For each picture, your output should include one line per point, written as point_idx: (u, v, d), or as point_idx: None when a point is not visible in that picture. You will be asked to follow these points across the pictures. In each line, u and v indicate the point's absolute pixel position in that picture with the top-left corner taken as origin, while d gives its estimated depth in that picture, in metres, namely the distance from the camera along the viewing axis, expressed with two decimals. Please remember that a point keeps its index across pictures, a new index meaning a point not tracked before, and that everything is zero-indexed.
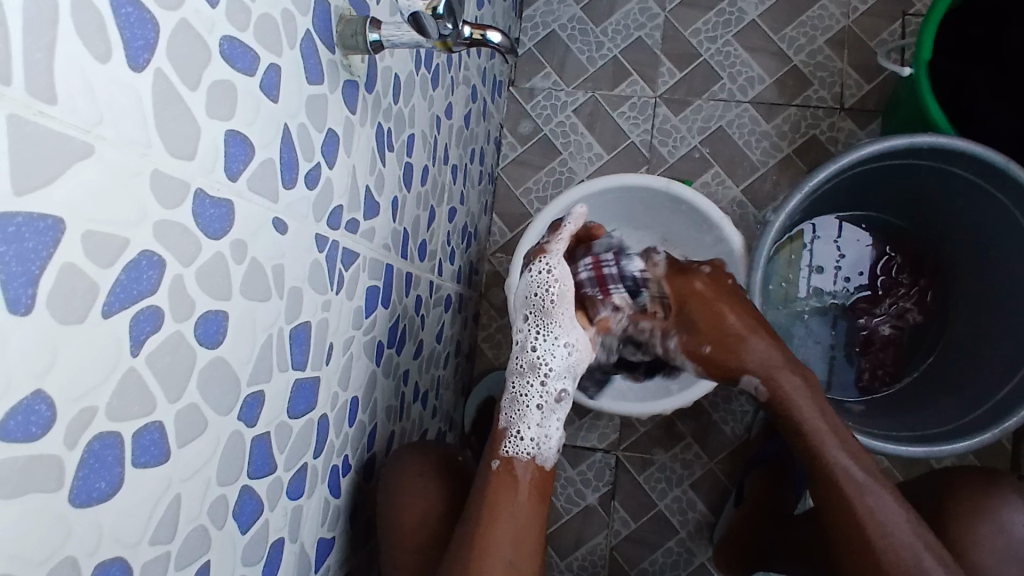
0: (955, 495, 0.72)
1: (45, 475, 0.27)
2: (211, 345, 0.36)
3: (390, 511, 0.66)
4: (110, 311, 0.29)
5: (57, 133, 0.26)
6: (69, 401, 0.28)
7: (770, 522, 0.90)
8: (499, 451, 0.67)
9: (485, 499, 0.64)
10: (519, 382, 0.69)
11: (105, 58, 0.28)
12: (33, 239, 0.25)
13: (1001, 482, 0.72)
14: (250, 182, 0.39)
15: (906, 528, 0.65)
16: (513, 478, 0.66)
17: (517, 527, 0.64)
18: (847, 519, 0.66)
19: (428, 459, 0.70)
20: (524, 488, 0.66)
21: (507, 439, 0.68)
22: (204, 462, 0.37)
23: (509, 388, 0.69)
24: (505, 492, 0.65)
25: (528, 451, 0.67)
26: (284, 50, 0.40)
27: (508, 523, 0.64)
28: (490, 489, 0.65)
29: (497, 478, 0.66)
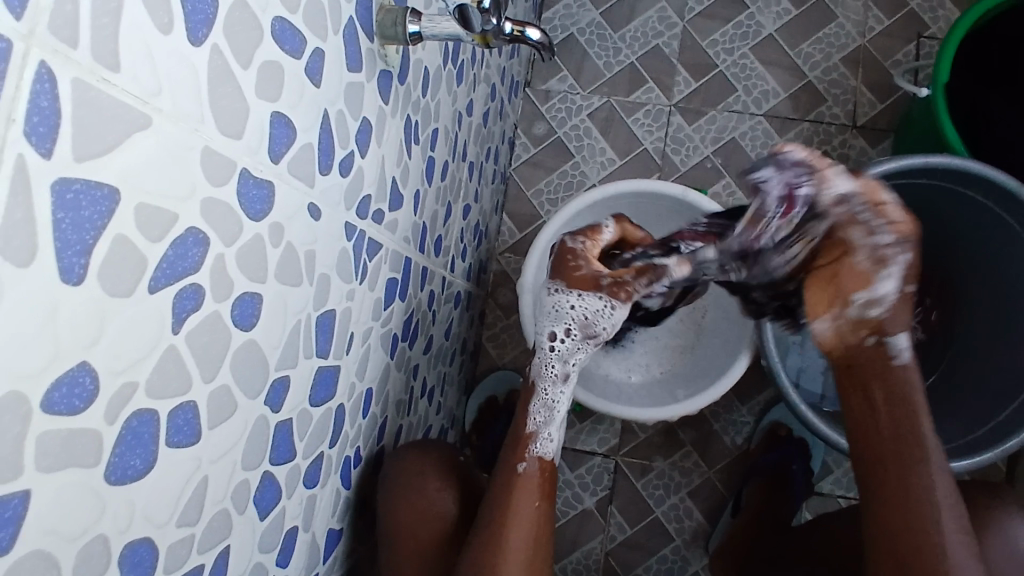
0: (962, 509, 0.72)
1: (85, 449, 0.27)
2: (245, 327, 0.36)
3: (392, 512, 0.64)
4: (156, 286, 0.29)
5: (118, 103, 0.25)
6: (112, 375, 0.28)
7: (770, 532, 0.91)
8: (524, 453, 0.68)
9: (503, 501, 0.65)
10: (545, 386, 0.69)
11: (167, 30, 0.27)
12: (90, 209, 0.25)
13: (1004, 496, 0.72)
14: (290, 165, 0.38)
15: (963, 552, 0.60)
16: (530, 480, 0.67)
17: (533, 527, 0.65)
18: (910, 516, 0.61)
19: (428, 457, 0.68)
20: (538, 487, 0.67)
21: (534, 443, 0.68)
22: (232, 444, 0.37)
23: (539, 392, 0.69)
24: (523, 496, 0.66)
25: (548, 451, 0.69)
26: (328, 35, 0.40)
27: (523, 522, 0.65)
28: (513, 491, 0.66)
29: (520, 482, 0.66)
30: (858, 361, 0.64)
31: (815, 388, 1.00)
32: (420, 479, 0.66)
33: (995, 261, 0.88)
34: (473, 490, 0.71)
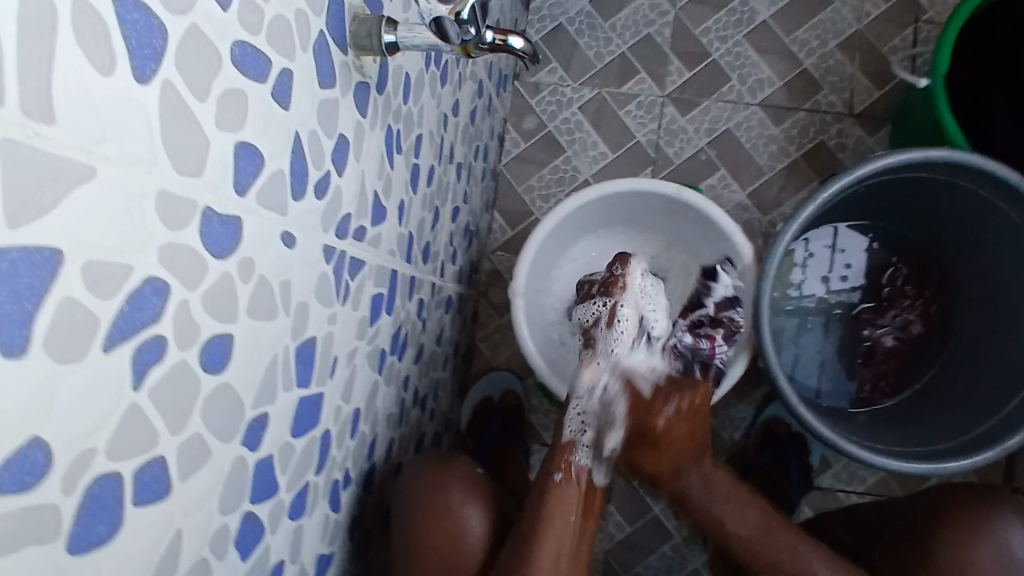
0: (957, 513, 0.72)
1: (42, 524, 0.25)
2: (216, 370, 0.34)
3: (415, 530, 0.66)
4: (112, 344, 0.27)
5: (56, 154, 0.23)
6: (66, 444, 0.26)
7: None
8: (562, 464, 0.74)
9: (541, 514, 0.69)
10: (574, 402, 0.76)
11: (108, 71, 0.25)
12: (29, 274, 0.23)
13: (1001, 502, 0.71)
14: (259, 196, 0.36)
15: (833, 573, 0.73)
16: (570, 490, 0.72)
17: (565, 539, 0.70)
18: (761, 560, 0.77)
19: (451, 474, 0.70)
20: (574, 501, 0.72)
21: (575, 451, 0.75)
22: (206, 493, 0.35)
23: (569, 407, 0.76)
24: (560, 510, 0.71)
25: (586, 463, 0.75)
26: (296, 54, 0.38)
27: (559, 535, 0.69)
28: (548, 500, 0.71)
29: (557, 490, 0.72)
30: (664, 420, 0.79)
31: (812, 383, 0.98)
32: (443, 496, 0.68)
33: (999, 250, 0.85)
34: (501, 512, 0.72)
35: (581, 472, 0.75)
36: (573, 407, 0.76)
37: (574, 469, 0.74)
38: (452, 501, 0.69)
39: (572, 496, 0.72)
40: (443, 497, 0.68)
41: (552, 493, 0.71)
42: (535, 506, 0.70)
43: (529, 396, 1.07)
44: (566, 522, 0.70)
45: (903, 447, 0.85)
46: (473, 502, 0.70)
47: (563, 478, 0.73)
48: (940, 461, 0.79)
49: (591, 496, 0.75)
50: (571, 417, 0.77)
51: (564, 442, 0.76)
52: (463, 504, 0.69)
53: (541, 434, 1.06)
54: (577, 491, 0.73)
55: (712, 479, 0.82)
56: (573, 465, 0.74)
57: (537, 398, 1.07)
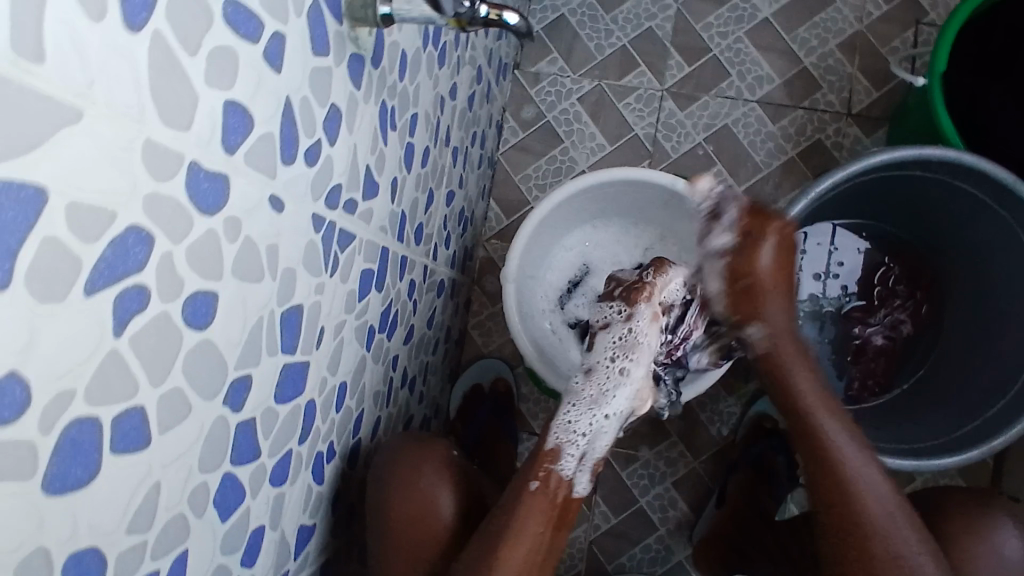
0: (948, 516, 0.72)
1: (17, 462, 0.26)
2: (199, 326, 0.35)
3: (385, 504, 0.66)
4: (94, 288, 0.27)
5: (45, 94, 0.24)
6: (44, 383, 0.26)
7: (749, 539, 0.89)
8: (539, 471, 0.69)
9: (512, 511, 0.67)
10: (575, 409, 0.72)
11: (100, 17, 0.26)
12: (13, 209, 0.23)
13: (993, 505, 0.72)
14: (248, 157, 0.37)
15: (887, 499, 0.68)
16: (544, 498, 0.68)
17: (533, 543, 0.66)
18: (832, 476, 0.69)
19: (423, 456, 0.70)
20: (547, 510, 0.68)
21: (558, 460, 0.70)
22: (186, 448, 0.36)
23: (564, 412, 0.72)
24: (530, 515, 0.67)
25: (571, 471, 0.71)
26: (290, 18, 0.38)
27: (526, 539, 0.66)
28: (521, 504, 0.67)
29: (532, 498, 0.68)
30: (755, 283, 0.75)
31: None
32: (414, 476, 0.68)
33: (991, 251, 0.86)
34: (472, 494, 0.72)
35: (562, 484, 0.70)
36: (563, 414, 0.72)
37: (552, 478, 0.70)
38: (426, 481, 0.69)
39: (544, 502, 0.68)
40: (416, 477, 0.68)
41: (524, 502, 0.67)
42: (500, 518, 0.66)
43: (519, 385, 1.07)
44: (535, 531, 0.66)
45: (887, 443, 0.85)
46: (445, 485, 0.70)
47: (540, 486, 0.69)
48: (926, 458, 0.80)
49: (568, 508, 0.70)
50: (561, 422, 0.72)
51: (546, 452, 0.71)
52: (435, 485, 0.69)
53: (530, 423, 1.07)
54: (551, 500, 0.69)
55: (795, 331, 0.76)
56: (553, 483, 0.70)
57: (527, 387, 1.07)
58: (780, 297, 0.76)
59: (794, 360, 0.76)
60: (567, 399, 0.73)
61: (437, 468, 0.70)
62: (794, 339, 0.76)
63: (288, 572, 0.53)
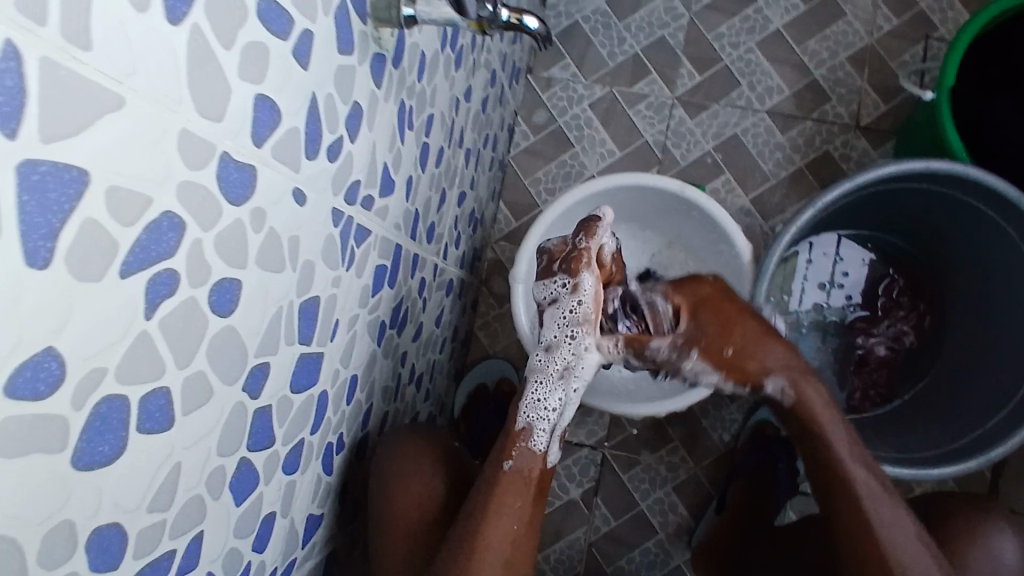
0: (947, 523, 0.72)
1: (49, 435, 0.27)
2: (223, 313, 0.36)
3: (383, 495, 0.67)
4: (129, 271, 0.28)
5: (91, 81, 0.25)
6: (78, 360, 0.27)
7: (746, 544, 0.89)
8: (510, 452, 0.69)
9: (492, 492, 0.66)
10: (542, 383, 0.70)
11: (143, 8, 0.27)
12: (58, 190, 0.24)
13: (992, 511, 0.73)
14: (275, 150, 0.38)
15: (908, 534, 0.67)
16: (520, 477, 0.68)
17: (514, 528, 0.65)
18: (853, 522, 0.67)
19: (424, 447, 0.71)
20: (524, 489, 0.68)
21: (525, 439, 0.69)
22: (207, 431, 0.37)
23: (530, 389, 0.70)
24: (509, 498, 0.66)
25: (543, 445, 0.69)
26: (318, 16, 0.39)
27: (508, 525, 0.65)
28: (499, 485, 0.67)
29: (507, 479, 0.67)
30: (720, 314, 0.71)
31: None
32: (412, 466, 0.69)
33: (994, 265, 0.86)
34: (462, 485, 0.73)
35: (535, 460, 0.69)
36: (530, 392, 0.70)
37: (522, 454, 0.69)
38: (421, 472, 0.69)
39: (523, 483, 0.68)
40: (411, 467, 0.69)
41: (501, 484, 0.67)
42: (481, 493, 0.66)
43: None
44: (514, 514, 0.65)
45: (887, 452, 0.86)
46: (438, 476, 0.71)
47: (513, 464, 0.68)
48: (924, 467, 0.80)
49: (544, 483, 0.70)
50: (528, 401, 0.70)
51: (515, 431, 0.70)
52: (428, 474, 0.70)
53: None
54: (526, 480, 0.68)
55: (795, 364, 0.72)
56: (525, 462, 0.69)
57: None
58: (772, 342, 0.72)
59: (819, 406, 0.71)
60: (531, 378, 0.71)
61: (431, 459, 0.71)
62: (803, 367, 0.72)
63: (296, 560, 0.54)
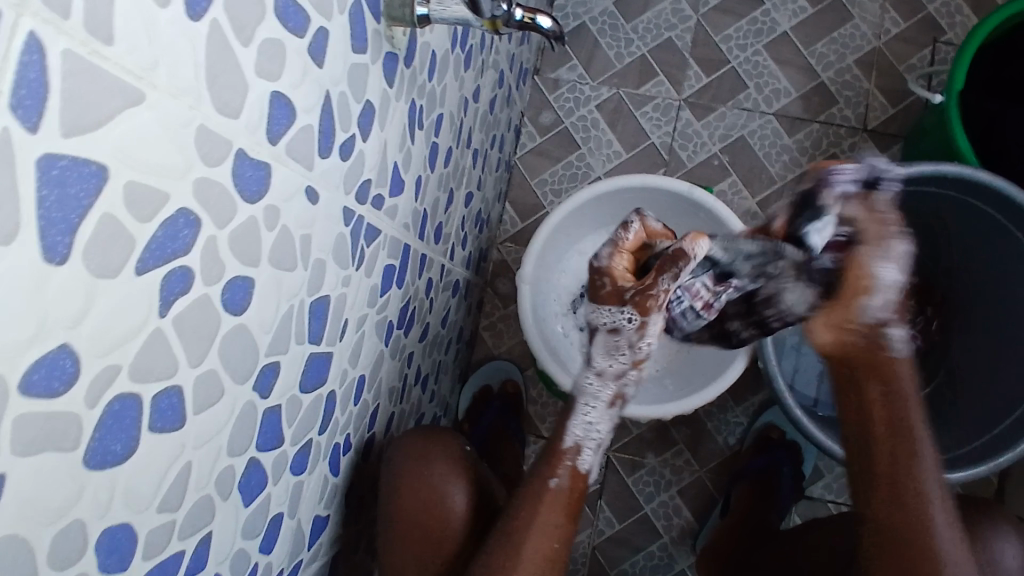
0: None
1: (63, 433, 0.26)
2: (235, 311, 0.35)
3: (394, 496, 0.67)
4: (144, 268, 0.28)
5: (112, 75, 0.24)
6: (93, 358, 0.27)
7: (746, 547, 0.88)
8: (557, 468, 0.69)
9: (526, 503, 0.68)
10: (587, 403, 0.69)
11: (165, 2, 0.26)
12: (76, 185, 0.24)
13: (996, 516, 0.72)
14: (289, 147, 0.37)
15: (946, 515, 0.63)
16: (560, 493, 0.69)
17: (552, 537, 0.67)
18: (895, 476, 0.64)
19: (435, 446, 0.71)
20: (565, 502, 0.69)
21: (566, 458, 0.70)
22: (217, 430, 0.36)
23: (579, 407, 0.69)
24: (547, 509, 0.68)
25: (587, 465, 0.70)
26: (333, 14, 0.39)
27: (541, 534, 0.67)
28: (538, 499, 0.68)
29: (550, 495, 0.68)
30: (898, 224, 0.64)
31: (809, 392, 0.99)
32: (425, 467, 0.69)
33: (1002, 269, 0.86)
34: (481, 487, 0.73)
35: (579, 478, 0.70)
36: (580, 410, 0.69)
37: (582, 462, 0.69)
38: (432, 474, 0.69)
39: (558, 497, 0.69)
40: (422, 471, 0.68)
41: (541, 497, 0.68)
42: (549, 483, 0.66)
43: (528, 387, 1.08)
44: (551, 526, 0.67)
45: None
46: (454, 478, 0.71)
47: (558, 482, 0.69)
48: None
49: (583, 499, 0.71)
50: (578, 420, 0.69)
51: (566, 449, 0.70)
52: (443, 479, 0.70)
53: (537, 426, 1.07)
54: (568, 493, 0.69)
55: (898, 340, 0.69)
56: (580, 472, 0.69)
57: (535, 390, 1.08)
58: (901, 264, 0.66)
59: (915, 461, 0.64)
60: (581, 398, 0.69)
61: (446, 462, 0.71)
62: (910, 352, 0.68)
63: (302, 562, 0.54)
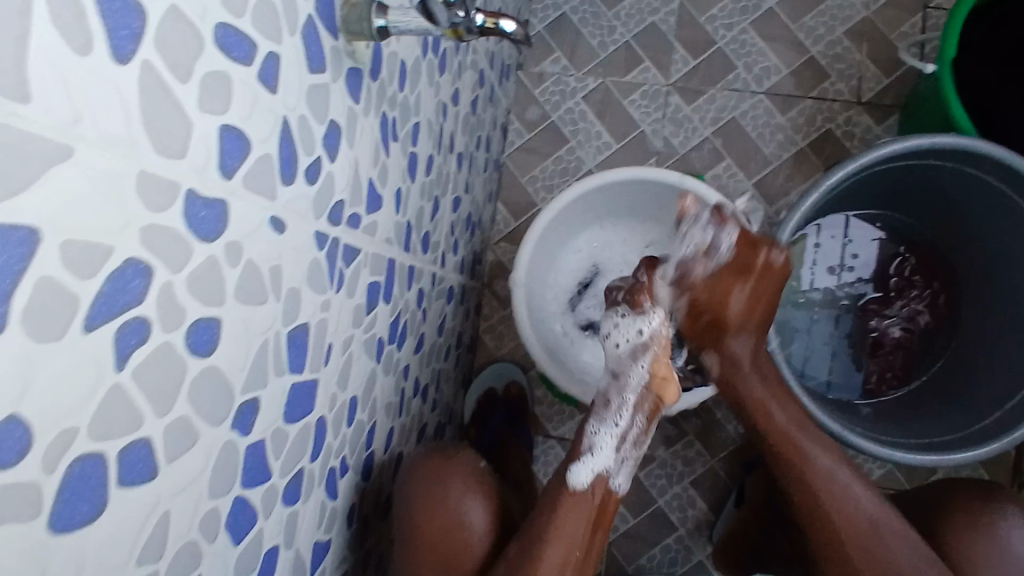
0: (952, 511, 0.72)
1: (22, 502, 0.25)
2: (203, 354, 0.34)
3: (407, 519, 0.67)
4: (93, 324, 0.27)
5: (29, 133, 0.23)
6: (46, 424, 0.26)
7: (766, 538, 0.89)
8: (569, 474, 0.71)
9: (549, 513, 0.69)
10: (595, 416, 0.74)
11: (85, 50, 0.25)
12: (5, 252, 0.23)
13: (1000, 498, 0.72)
14: (247, 180, 0.36)
15: (833, 461, 0.74)
16: (584, 501, 0.70)
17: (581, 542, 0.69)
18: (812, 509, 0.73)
19: (446, 464, 0.70)
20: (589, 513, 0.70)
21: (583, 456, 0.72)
22: (195, 476, 0.36)
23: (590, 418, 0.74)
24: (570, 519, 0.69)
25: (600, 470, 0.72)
26: (283, 38, 0.38)
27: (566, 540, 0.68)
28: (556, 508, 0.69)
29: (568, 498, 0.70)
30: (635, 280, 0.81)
31: (821, 374, 0.97)
32: (441, 487, 0.68)
33: (1006, 239, 0.84)
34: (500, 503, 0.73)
35: (599, 484, 0.71)
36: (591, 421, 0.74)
37: (768, 252, 0.73)
38: (451, 493, 0.69)
39: (582, 502, 0.70)
40: (437, 491, 0.68)
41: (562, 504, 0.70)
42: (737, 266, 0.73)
43: (533, 388, 1.07)
44: (574, 536, 0.68)
45: (906, 438, 0.84)
46: (473, 495, 0.70)
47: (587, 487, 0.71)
48: (945, 452, 0.78)
49: (607, 507, 0.72)
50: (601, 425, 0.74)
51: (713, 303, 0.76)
52: (463, 496, 0.69)
53: (545, 426, 1.06)
54: (591, 502, 0.70)
55: (761, 356, 0.79)
56: (756, 261, 0.72)
57: (541, 390, 1.07)
58: (748, 330, 0.78)
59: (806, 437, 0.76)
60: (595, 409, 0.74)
61: (462, 479, 0.70)
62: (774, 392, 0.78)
63: None
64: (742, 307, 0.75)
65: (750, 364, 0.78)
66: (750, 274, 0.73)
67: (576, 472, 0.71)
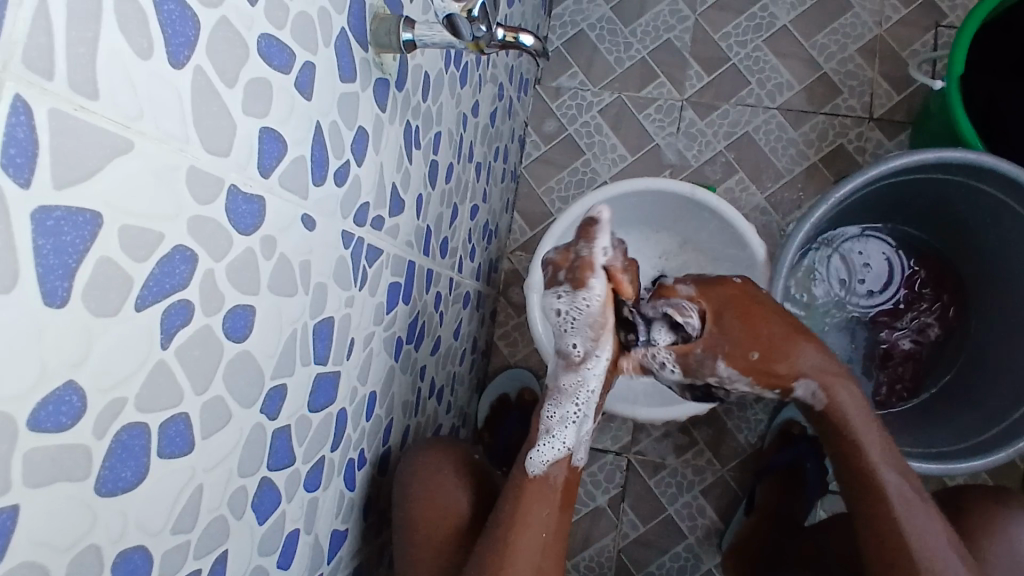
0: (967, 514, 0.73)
1: (73, 464, 0.28)
2: (238, 339, 0.37)
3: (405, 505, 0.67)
4: (143, 303, 0.30)
5: (98, 127, 0.26)
6: (98, 392, 0.28)
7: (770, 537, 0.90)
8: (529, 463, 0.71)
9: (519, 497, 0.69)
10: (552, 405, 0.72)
11: (146, 54, 0.28)
12: (71, 232, 0.26)
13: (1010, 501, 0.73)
14: (282, 179, 0.39)
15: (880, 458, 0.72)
16: (548, 485, 0.70)
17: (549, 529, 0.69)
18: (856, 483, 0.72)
19: (444, 454, 0.72)
20: (554, 496, 0.70)
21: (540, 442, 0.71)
22: (226, 453, 0.38)
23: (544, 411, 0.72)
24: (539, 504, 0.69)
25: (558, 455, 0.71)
26: (319, 48, 0.41)
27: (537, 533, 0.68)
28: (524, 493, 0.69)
29: (534, 487, 0.70)
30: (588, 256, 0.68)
31: None
32: (437, 475, 0.69)
33: (1013, 252, 0.85)
34: (487, 493, 0.74)
35: (560, 465, 0.71)
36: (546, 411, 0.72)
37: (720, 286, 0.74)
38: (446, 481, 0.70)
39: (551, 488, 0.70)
40: (433, 477, 0.69)
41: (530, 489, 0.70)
42: (749, 299, 0.73)
43: None
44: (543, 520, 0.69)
45: (912, 447, 0.85)
46: (461, 485, 0.72)
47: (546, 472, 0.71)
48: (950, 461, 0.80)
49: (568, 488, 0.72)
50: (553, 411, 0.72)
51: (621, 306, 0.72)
52: (454, 486, 0.71)
53: None
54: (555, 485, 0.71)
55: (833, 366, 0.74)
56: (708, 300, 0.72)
57: None
58: (805, 349, 0.73)
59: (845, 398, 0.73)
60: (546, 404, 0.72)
61: (454, 468, 0.72)
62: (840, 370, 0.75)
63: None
64: (760, 358, 0.71)
65: (831, 378, 0.73)
66: (716, 310, 0.72)
67: (536, 456, 0.71)
